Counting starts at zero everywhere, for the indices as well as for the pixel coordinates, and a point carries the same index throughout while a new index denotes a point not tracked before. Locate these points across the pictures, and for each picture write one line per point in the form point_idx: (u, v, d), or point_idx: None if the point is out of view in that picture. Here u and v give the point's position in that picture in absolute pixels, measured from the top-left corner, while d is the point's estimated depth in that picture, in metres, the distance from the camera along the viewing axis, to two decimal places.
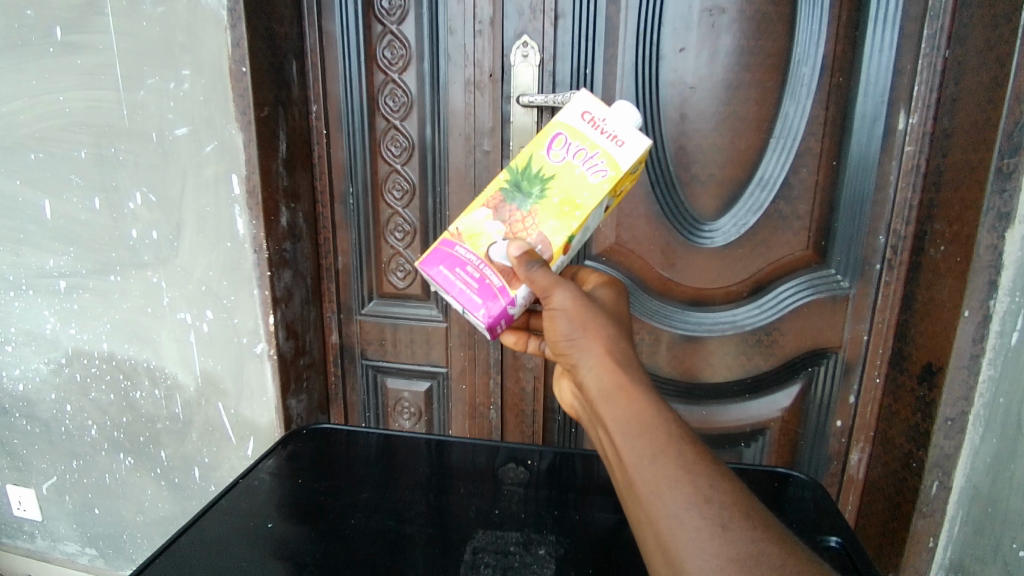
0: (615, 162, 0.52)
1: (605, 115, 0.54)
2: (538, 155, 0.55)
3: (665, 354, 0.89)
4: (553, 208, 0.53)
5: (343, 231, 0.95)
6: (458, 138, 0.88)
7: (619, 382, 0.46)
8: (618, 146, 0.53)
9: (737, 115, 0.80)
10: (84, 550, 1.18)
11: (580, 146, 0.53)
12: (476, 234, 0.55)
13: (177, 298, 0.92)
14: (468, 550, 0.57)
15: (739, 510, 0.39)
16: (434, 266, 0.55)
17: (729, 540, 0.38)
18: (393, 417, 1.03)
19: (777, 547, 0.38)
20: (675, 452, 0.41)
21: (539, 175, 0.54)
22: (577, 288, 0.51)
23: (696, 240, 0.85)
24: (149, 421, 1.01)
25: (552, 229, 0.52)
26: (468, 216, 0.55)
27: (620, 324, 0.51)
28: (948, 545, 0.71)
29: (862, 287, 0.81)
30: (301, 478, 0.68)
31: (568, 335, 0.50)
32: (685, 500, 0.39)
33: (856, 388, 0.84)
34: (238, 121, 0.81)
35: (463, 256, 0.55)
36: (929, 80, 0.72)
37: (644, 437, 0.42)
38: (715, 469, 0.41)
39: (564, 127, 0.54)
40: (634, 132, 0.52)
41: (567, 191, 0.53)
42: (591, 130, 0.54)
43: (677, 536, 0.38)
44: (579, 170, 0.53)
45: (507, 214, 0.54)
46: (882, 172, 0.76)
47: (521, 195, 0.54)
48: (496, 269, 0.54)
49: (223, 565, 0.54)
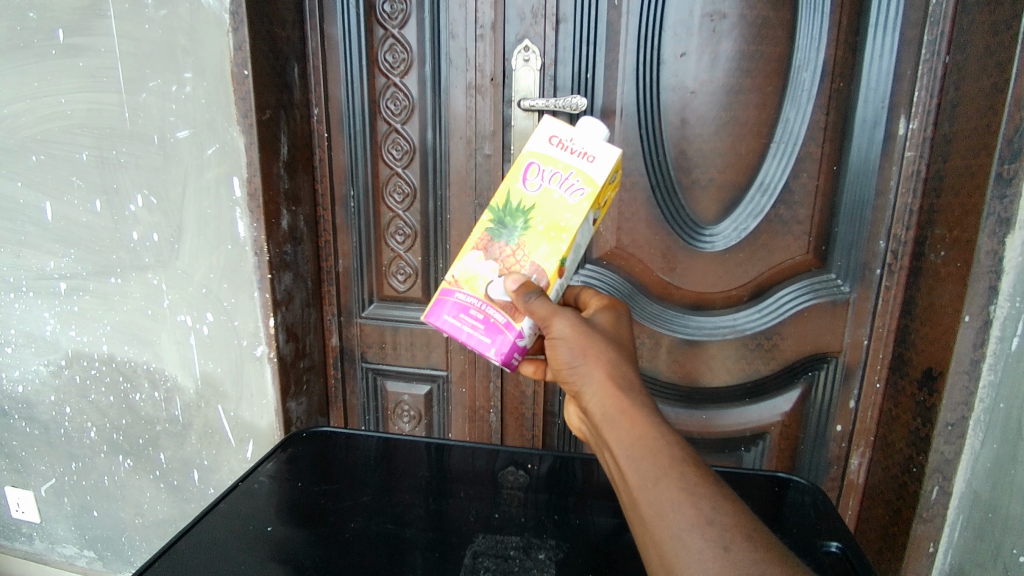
0: (590, 178, 0.55)
1: (572, 135, 0.56)
2: (515, 188, 0.57)
3: (665, 357, 0.89)
4: (540, 236, 0.55)
5: (343, 234, 0.96)
6: (459, 142, 0.88)
7: (622, 405, 0.47)
8: (590, 162, 0.55)
9: (737, 120, 0.80)
10: (83, 552, 1.18)
11: (555, 170, 0.56)
12: (472, 278, 0.57)
13: (177, 300, 0.92)
14: (468, 554, 0.57)
15: (741, 532, 0.40)
16: (440, 317, 0.58)
17: (732, 560, 0.38)
18: (393, 419, 1.03)
19: (780, 567, 0.38)
20: (677, 473, 0.42)
21: (520, 207, 0.57)
22: (575, 315, 0.53)
23: (696, 244, 0.85)
24: (148, 423, 1.01)
25: (544, 256, 0.55)
26: (462, 261, 0.58)
27: (622, 348, 0.53)
28: (948, 550, 0.71)
29: (862, 291, 0.81)
30: (300, 481, 0.68)
31: (569, 362, 0.51)
32: (687, 521, 0.40)
33: (856, 393, 0.84)
34: (240, 124, 0.81)
35: (466, 300, 0.57)
36: (929, 86, 0.72)
37: (647, 460, 0.43)
38: (717, 491, 0.42)
39: (535, 156, 0.57)
40: (600, 147, 0.55)
41: (550, 216, 0.55)
42: (561, 153, 0.56)
43: (680, 558, 0.39)
44: (557, 193, 0.55)
45: (497, 252, 0.57)
46: (882, 177, 0.76)
47: (507, 230, 0.57)
48: (497, 306, 0.56)
49: (223, 567, 0.54)
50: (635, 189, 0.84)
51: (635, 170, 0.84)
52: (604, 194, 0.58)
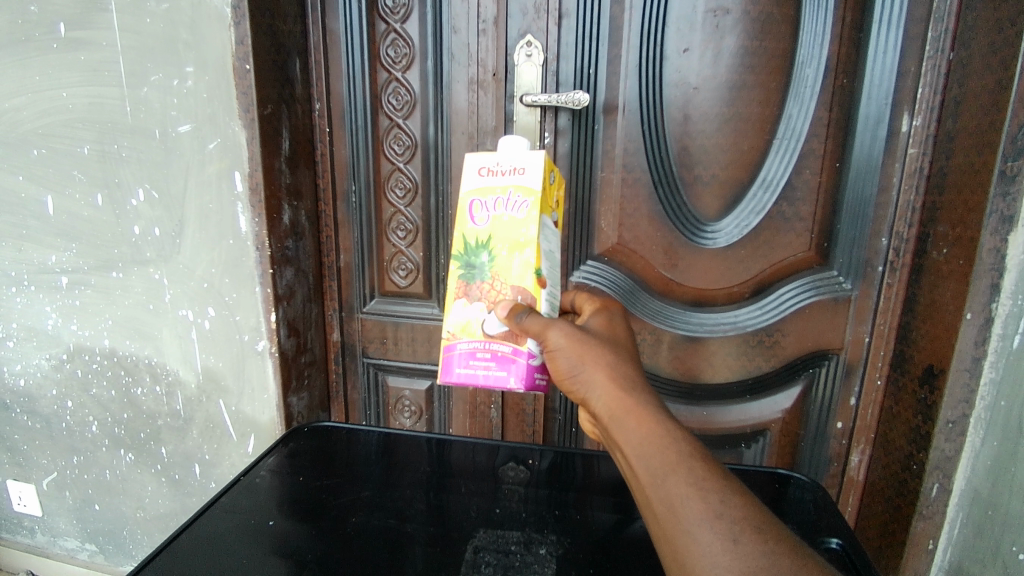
0: (527, 188, 0.56)
1: (497, 160, 0.57)
2: (468, 230, 0.57)
3: (666, 354, 0.89)
4: (506, 260, 0.55)
5: (345, 230, 0.96)
6: (461, 137, 0.88)
7: (627, 406, 0.47)
8: (523, 175, 0.56)
9: (740, 116, 0.79)
10: (85, 546, 1.19)
11: (496, 197, 0.56)
12: (468, 326, 0.57)
13: (178, 295, 0.92)
14: (469, 549, 0.57)
15: (750, 525, 0.40)
16: (454, 373, 0.58)
17: (741, 553, 0.39)
18: (394, 415, 1.04)
19: (790, 560, 0.38)
20: (686, 468, 0.43)
21: (476, 244, 0.57)
22: (569, 324, 0.53)
23: (698, 240, 0.84)
24: (150, 418, 1.01)
25: (519, 275, 0.55)
26: (451, 315, 0.58)
27: (620, 349, 0.53)
28: (947, 548, 0.71)
29: (864, 288, 0.80)
30: (301, 475, 0.68)
31: (569, 371, 0.51)
32: (697, 515, 0.41)
33: (857, 390, 0.84)
34: (242, 119, 0.81)
35: (470, 347, 0.57)
36: (933, 82, 0.71)
37: (656, 457, 0.44)
38: (726, 484, 0.42)
39: (473, 194, 0.58)
40: (524, 157, 0.56)
41: (508, 238, 0.55)
42: (496, 180, 0.57)
43: (691, 551, 0.40)
44: (503, 215, 0.56)
45: (478, 292, 0.57)
46: (885, 174, 0.76)
47: (474, 269, 0.57)
48: (499, 339, 0.56)
49: (225, 561, 0.54)
50: (637, 185, 0.84)
51: (637, 166, 0.84)
52: (548, 199, 0.59)
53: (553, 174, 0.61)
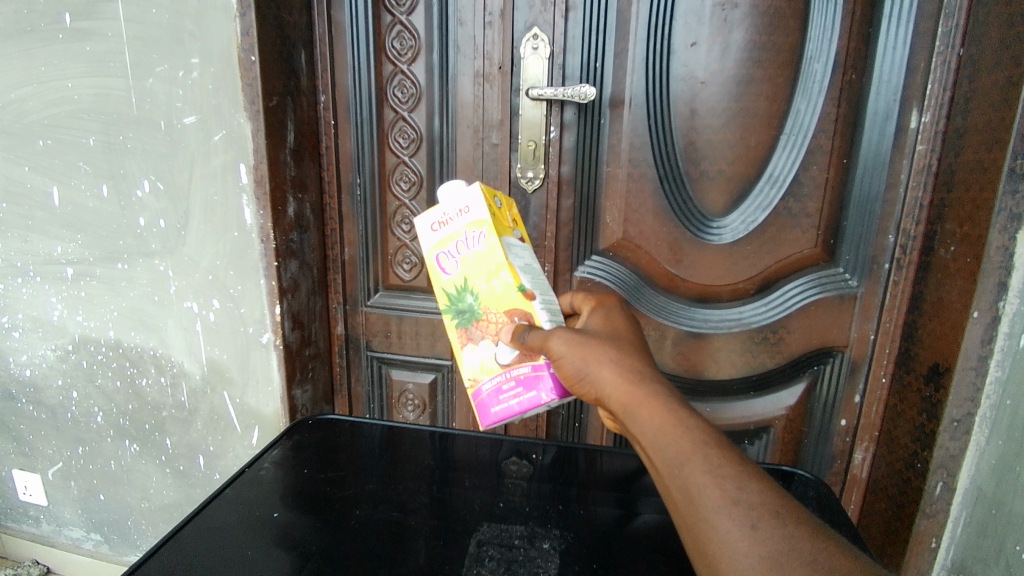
0: (478, 220, 0.56)
1: (442, 212, 0.57)
2: (445, 282, 0.58)
3: (670, 350, 0.88)
4: (489, 292, 0.56)
5: (350, 223, 0.95)
6: (467, 131, 0.88)
7: (637, 401, 0.48)
8: (469, 212, 0.56)
9: (747, 110, 0.79)
10: (90, 535, 1.20)
11: (456, 243, 0.57)
12: (484, 365, 0.58)
13: (184, 287, 0.92)
14: (472, 543, 0.57)
15: (768, 510, 0.40)
16: (491, 414, 0.57)
17: (760, 538, 0.39)
18: (397, 408, 1.04)
19: (809, 543, 0.39)
20: (701, 455, 0.43)
21: (456, 291, 0.57)
22: (569, 329, 0.53)
23: (704, 236, 0.84)
24: (155, 409, 1.02)
25: (507, 299, 0.55)
26: (466, 364, 0.58)
27: (622, 343, 0.53)
28: (950, 546, 0.71)
29: (870, 286, 0.80)
30: (306, 468, 0.68)
31: (576, 375, 0.51)
32: (714, 502, 0.41)
33: (862, 387, 0.84)
34: (247, 111, 0.81)
35: (495, 384, 0.57)
36: (942, 79, 0.71)
37: (670, 447, 0.44)
38: (742, 470, 0.43)
39: (436, 251, 0.58)
40: (462, 196, 0.56)
41: (482, 273, 0.56)
42: (449, 227, 0.57)
43: (711, 539, 0.40)
44: (468, 256, 0.56)
45: (478, 332, 0.57)
46: (893, 171, 0.76)
47: (465, 314, 0.58)
48: (517, 363, 0.56)
49: (229, 552, 0.54)
50: (643, 180, 0.84)
51: (643, 161, 0.83)
52: (502, 221, 0.59)
53: (496, 196, 0.61)
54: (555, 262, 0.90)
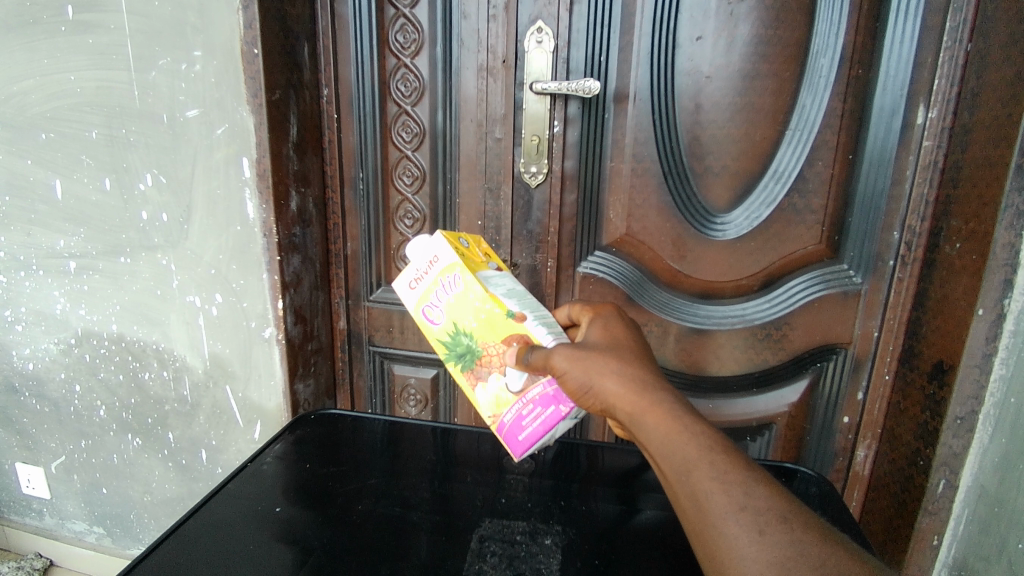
0: (449, 265, 0.57)
1: (415, 270, 0.59)
2: (438, 333, 0.58)
3: (673, 346, 0.88)
4: (481, 327, 0.56)
5: (352, 217, 0.95)
6: (470, 125, 0.87)
7: (642, 409, 0.47)
8: (439, 261, 0.58)
9: (752, 105, 0.78)
10: (93, 528, 1.20)
11: (436, 292, 0.58)
12: (500, 398, 0.58)
13: (186, 281, 0.92)
14: (475, 538, 0.57)
15: (775, 516, 0.41)
16: (520, 443, 0.57)
17: (768, 544, 0.39)
18: (399, 403, 1.04)
19: (816, 548, 0.39)
20: (707, 461, 0.43)
21: (450, 338, 0.58)
22: (568, 343, 0.52)
23: (707, 232, 0.84)
24: (157, 403, 1.02)
25: (498, 328, 0.56)
26: (482, 402, 0.58)
27: (623, 351, 0.52)
28: (953, 544, 0.71)
29: (874, 282, 0.80)
30: (308, 462, 0.68)
31: (580, 389, 0.50)
32: (721, 508, 0.41)
33: (865, 384, 0.83)
34: (250, 104, 0.80)
35: (515, 413, 0.57)
36: (950, 74, 0.70)
37: (677, 454, 0.44)
38: (748, 475, 0.43)
39: (421, 306, 0.59)
40: (428, 248, 0.58)
41: (468, 310, 0.56)
42: (427, 281, 0.58)
43: (719, 544, 0.40)
44: (450, 300, 0.57)
45: (482, 367, 0.57)
46: (898, 167, 0.75)
47: (465, 355, 0.57)
48: (530, 386, 0.57)
49: (231, 546, 0.54)
50: (647, 176, 0.84)
51: (647, 156, 0.83)
52: (473, 259, 0.60)
53: (462, 238, 0.62)
54: (558, 258, 0.89)
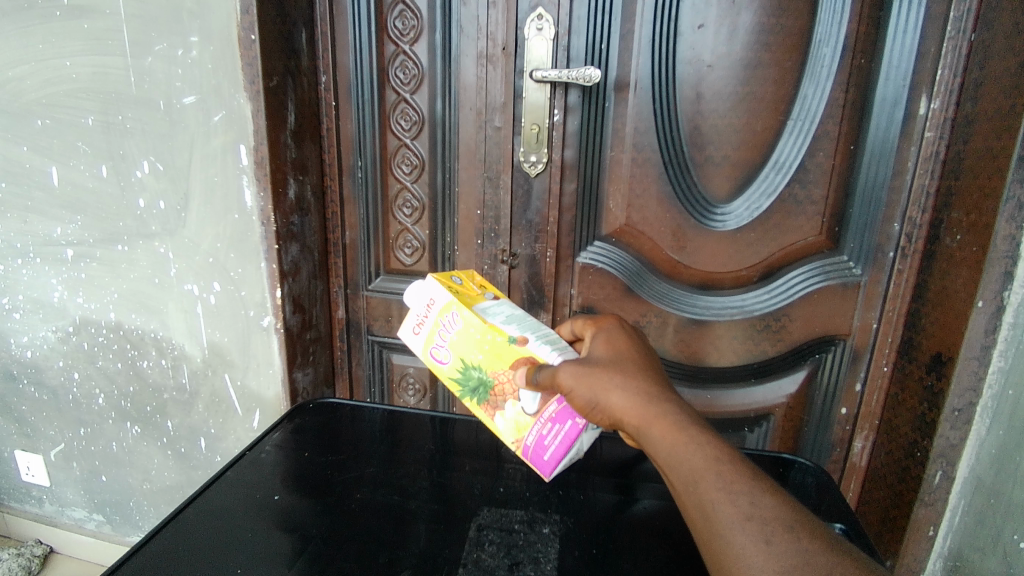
0: (446, 304, 0.58)
1: (414, 317, 0.60)
2: (447, 372, 0.58)
3: (671, 337, 0.88)
4: (487, 358, 0.56)
5: (351, 206, 0.95)
6: (469, 113, 0.87)
7: (648, 421, 0.47)
8: (436, 302, 0.58)
9: (754, 95, 0.78)
10: (92, 516, 1.21)
11: (438, 333, 0.58)
12: (519, 422, 0.57)
13: (184, 269, 0.92)
14: (473, 527, 0.57)
15: (781, 525, 0.40)
16: (548, 463, 0.56)
17: (774, 553, 0.39)
18: (398, 392, 1.04)
19: (824, 557, 0.38)
20: (713, 472, 0.43)
21: (460, 374, 0.57)
22: (572, 360, 0.52)
23: (707, 223, 0.83)
24: (156, 391, 1.02)
25: (505, 354, 0.56)
26: (504, 430, 0.58)
27: (627, 364, 0.53)
28: (948, 534, 0.72)
29: (874, 274, 0.79)
30: (306, 452, 0.68)
31: (587, 405, 0.51)
32: (728, 518, 0.41)
33: (863, 375, 0.83)
34: (247, 91, 0.80)
35: (536, 434, 0.56)
36: (953, 65, 0.70)
37: (683, 464, 0.44)
38: (755, 485, 0.43)
39: (425, 349, 0.59)
40: (423, 292, 0.59)
41: (472, 343, 0.56)
42: (427, 324, 0.59)
43: (726, 553, 0.40)
44: (453, 338, 0.57)
45: (497, 396, 0.57)
46: (900, 158, 0.75)
47: (478, 389, 0.57)
48: (544, 405, 0.56)
49: (230, 534, 0.54)
50: (647, 165, 0.83)
51: (648, 146, 0.82)
52: (468, 294, 0.61)
53: (454, 276, 0.64)
54: (557, 248, 0.89)
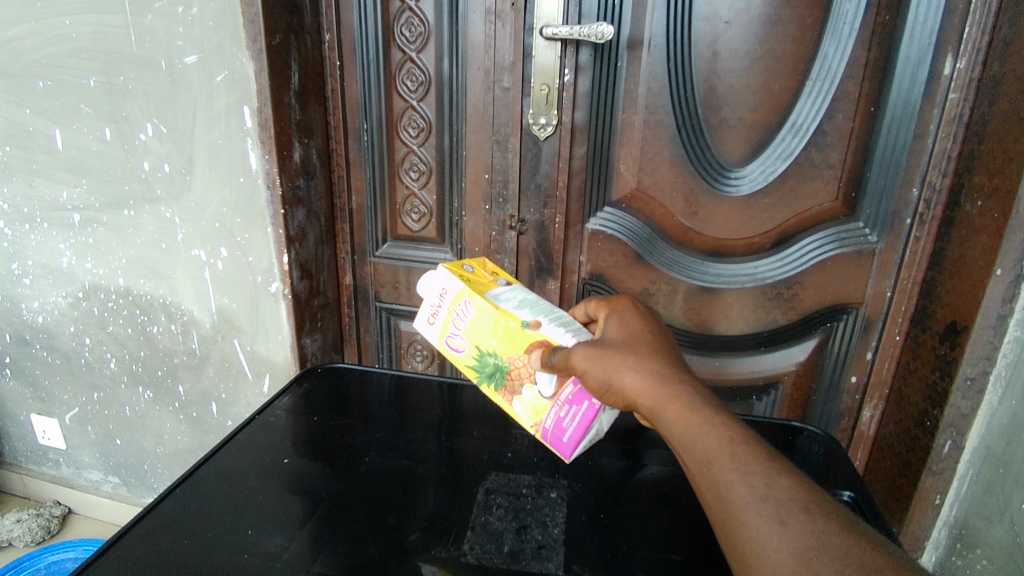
0: (458, 292, 0.58)
1: (427, 308, 0.60)
2: (463, 359, 0.58)
3: (681, 304, 0.87)
4: (502, 344, 0.56)
5: (357, 170, 0.94)
6: (477, 73, 0.84)
7: (661, 402, 0.45)
8: (448, 291, 0.59)
9: (773, 54, 0.75)
10: (108, 477, 1.23)
11: (453, 322, 0.58)
12: (537, 405, 0.57)
13: (191, 234, 0.91)
14: (481, 491, 0.57)
15: (797, 506, 0.38)
16: (567, 445, 0.56)
17: (789, 534, 0.36)
18: (406, 358, 1.04)
19: (841, 539, 0.36)
20: (728, 452, 0.41)
21: (476, 362, 0.58)
22: (587, 342, 0.51)
23: (720, 187, 0.82)
24: (166, 356, 1.02)
25: (519, 338, 0.56)
26: (522, 413, 0.58)
27: (642, 344, 0.51)
28: (954, 503, 0.73)
29: (890, 242, 0.77)
30: (316, 415, 0.68)
31: (601, 387, 0.49)
32: (741, 499, 0.39)
33: (874, 345, 0.82)
34: (249, 49, 0.78)
35: (554, 417, 0.56)
36: (981, 21, 0.67)
37: (698, 445, 0.42)
38: (771, 466, 0.40)
39: (440, 338, 0.59)
40: (436, 282, 0.59)
41: (486, 329, 0.56)
42: (441, 314, 0.59)
43: (740, 535, 0.38)
44: (467, 326, 0.58)
45: (513, 380, 0.57)
46: (922, 120, 0.72)
47: (495, 374, 0.57)
48: (559, 387, 0.56)
49: (242, 496, 0.55)
50: (660, 128, 0.81)
51: (661, 107, 0.80)
52: (480, 281, 0.61)
53: (466, 264, 0.64)
54: (567, 214, 0.88)
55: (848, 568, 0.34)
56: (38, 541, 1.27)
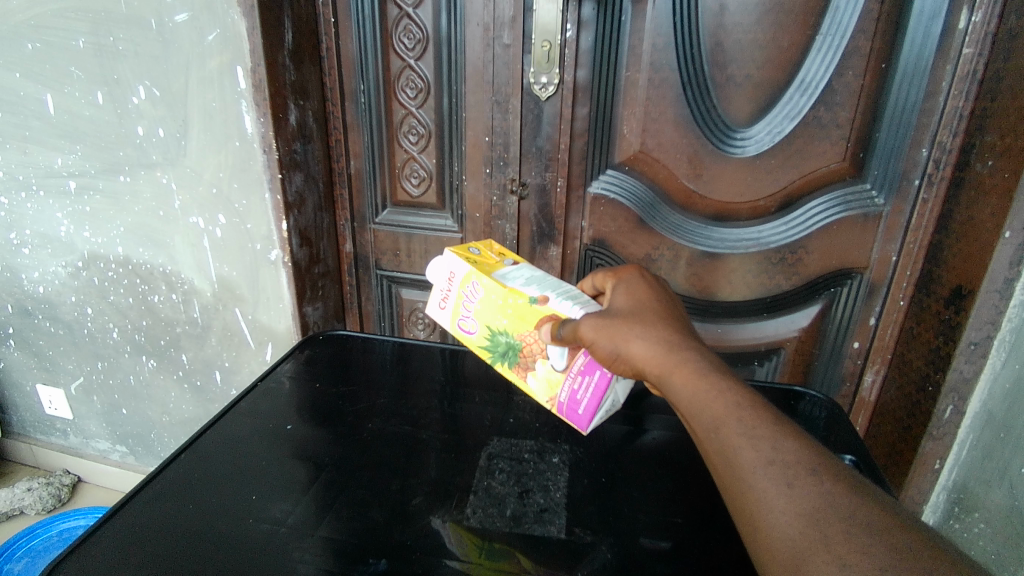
0: (464, 275, 0.58)
1: (438, 295, 0.61)
2: (476, 341, 0.59)
3: (684, 270, 0.86)
4: (512, 321, 0.56)
5: (355, 133, 0.92)
6: (476, 29, 0.82)
7: (669, 369, 0.45)
8: (455, 275, 0.59)
9: (782, 7, 0.73)
10: (115, 447, 1.25)
11: (463, 305, 0.59)
12: (551, 379, 0.57)
13: (188, 201, 0.90)
14: (483, 456, 0.57)
15: (804, 468, 0.37)
16: (583, 416, 0.57)
17: (795, 496, 0.36)
18: (408, 326, 1.04)
19: (848, 500, 0.35)
20: (735, 417, 0.40)
21: (489, 342, 0.58)
22: (594, 312, 0.51)
23: (726, 148, 0.80)
24: (168, 325, 1.02)
25: (526, 315, 0.55)
26: (538, 389, 0.58)
27: (649, 313, 0.50)
28: (954, 468, 0.74)
29: (897, 204, 0.76)
30: (318, 382, 0.68)
31: (609, 356, 0.49)
32: (748, 462, 0.38)
33: (878, 310, 0.82)
34: (241, 6, 0.76)
35: (569, 390, 0.57)
36: None
37: (704, 411, 0.41)
38: (778, 429, 0.39)
39: (452, 321, 0.60)
40: (443, 267, 0.60)
41: (494, 309, 0.56)
42: (452, 299, 0.60)
43: (748, 498, 0.37)
44: (477, 307, 0.58)
45: (525, 356, 0.57)
46: (935, 77, 0.70)
47: (508, 353, 0.58)
48: (570, 360, 0.56)
49: (244, 461, 0.55)
50: (664, 87, 0.79)
51: (665, 65, 0.78)
52: (487, 262, 0.61)
53: (471, 246, 0.63)
54: (568, 177, 0.86)
55: (854, 528, 0.34)
56: (50, 508, 1.29)
